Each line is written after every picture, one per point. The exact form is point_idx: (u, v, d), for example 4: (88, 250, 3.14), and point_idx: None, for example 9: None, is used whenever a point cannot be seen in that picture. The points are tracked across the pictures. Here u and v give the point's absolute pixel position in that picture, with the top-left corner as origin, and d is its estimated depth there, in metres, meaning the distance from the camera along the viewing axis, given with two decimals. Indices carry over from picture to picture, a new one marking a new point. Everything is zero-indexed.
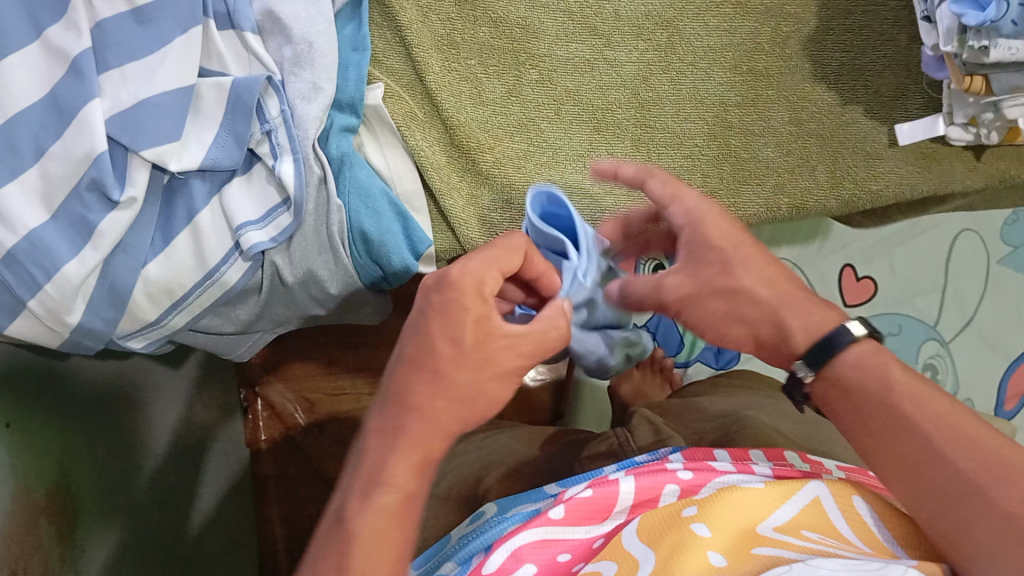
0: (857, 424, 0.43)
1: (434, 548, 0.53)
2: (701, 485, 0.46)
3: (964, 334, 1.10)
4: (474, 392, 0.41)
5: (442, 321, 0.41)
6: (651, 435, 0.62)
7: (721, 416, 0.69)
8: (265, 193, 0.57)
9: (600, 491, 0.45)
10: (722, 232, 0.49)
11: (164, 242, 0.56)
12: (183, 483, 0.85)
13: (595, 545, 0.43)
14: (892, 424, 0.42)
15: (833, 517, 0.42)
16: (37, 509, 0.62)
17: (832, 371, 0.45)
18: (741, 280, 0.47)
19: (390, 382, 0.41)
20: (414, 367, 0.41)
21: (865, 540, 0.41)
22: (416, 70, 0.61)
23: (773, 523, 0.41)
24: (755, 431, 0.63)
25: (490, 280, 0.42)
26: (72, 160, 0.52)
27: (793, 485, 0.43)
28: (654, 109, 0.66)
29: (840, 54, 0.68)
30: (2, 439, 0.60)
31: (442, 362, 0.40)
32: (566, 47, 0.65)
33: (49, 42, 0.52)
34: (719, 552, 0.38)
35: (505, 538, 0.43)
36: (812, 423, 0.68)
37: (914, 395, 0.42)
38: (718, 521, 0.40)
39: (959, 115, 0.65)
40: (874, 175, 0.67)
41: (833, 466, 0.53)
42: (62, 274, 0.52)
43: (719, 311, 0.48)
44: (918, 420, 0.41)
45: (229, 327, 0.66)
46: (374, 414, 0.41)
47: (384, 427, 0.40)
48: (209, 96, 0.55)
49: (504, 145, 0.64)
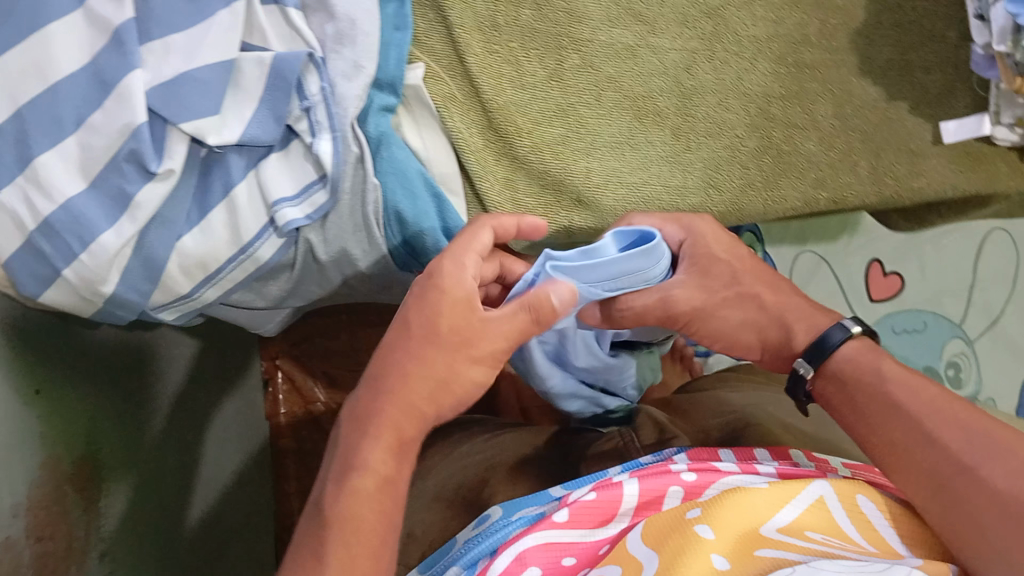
0: (848, 408, 0.51)
1: (439, 554, 0.52)
2: (705, 487, 0.48)
3: (989, 335, 1.09)
4: (449, 371, 0.47)
5: (418, 306, 0.47)
6: (655, 433, 0.64)
7: (729, 412, 0.69)
8: (302, 170, 0.57)
9: (604, 495, 0.46)
10: (723, 246, 0.57)
11: (199, 215, 0.56)
12: (205, 453, 0.85)
13: (601, 551, 0.45)
14: (885, 409, 0.48)
15: (837, 518, 0.44)
16: (63, 478, 0.63)
17: (828, 366, 0.53)
18: (751, 285, 0.57)
19: (372, 366, 0.48)
20: (396, 350, 0.47)
21: (872, 541, 0.43)
22: (458, 52, 0.61)
23: (776, 523, 0.43)
24: (761, 429, 0.64)
25: (468, 265, 0.49)
26: (113, 131, 0.51)
27: (795, 487, 0.45)
28: (697, 99, 0.65)
29: (888, 50, 0.67)
30: (34, 406, 0.61)
31: (417, 342, 0.47)
32: (609, 32, 0.65)
33: (90, 11, 0.52)
34: (721, 555, 0.40)
35: (509, 542, 0.44)
36: (824, 424, 0.69)
37: (901, 380, 0.49)
38: (720, 523, 0.42)
39: (1006, 115, 0.65)
40: (916, 172, 0.67)
41: (839, 463, 0.53)
42: (99, 244, 0.53)
43: (734, 321, 0.57)
44: (906, 402, 0.48)
45: (260, 302, 0.66)
46: (358, 394, 0.48)
47: (360, 414, 0.46)
48: (249, 71, 0.54)
49: (543, 130, 0.63)
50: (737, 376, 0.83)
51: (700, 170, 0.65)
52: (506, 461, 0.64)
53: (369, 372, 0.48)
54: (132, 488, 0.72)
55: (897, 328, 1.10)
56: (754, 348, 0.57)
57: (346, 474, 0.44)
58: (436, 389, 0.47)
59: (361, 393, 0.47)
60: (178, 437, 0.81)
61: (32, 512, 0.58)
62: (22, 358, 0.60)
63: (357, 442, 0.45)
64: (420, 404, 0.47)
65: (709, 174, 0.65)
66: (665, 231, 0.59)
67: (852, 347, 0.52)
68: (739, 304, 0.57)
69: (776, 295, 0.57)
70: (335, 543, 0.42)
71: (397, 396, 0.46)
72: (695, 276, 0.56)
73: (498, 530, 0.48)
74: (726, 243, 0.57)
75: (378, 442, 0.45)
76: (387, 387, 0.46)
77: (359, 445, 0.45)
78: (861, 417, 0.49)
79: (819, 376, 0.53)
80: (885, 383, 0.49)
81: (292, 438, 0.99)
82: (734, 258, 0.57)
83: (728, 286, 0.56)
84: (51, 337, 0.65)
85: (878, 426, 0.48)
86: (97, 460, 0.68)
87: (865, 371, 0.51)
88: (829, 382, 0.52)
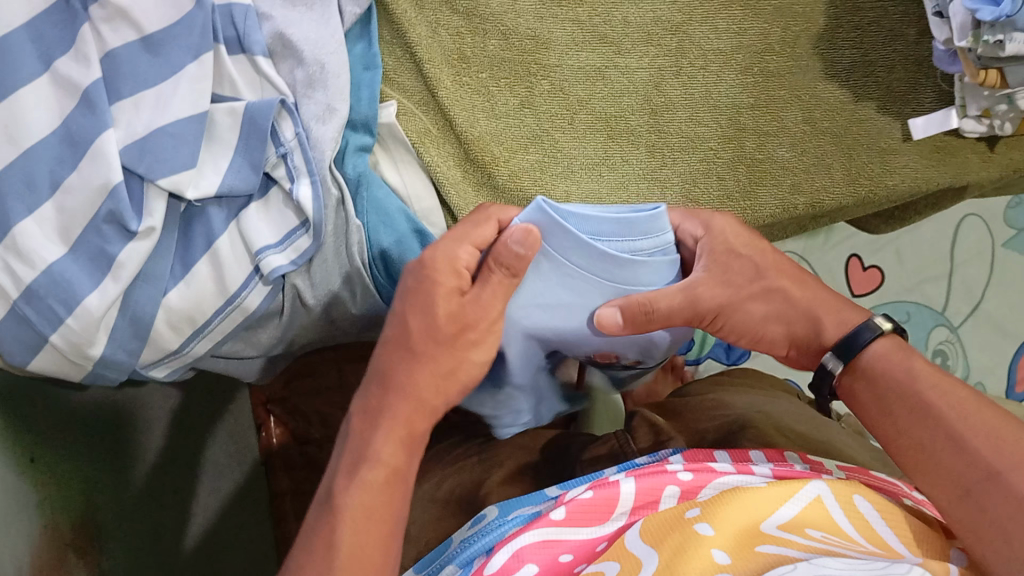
0: (879, 410, 0.50)
1: (433, 553, 0.52)
2: (701, 487, 0.48)
3: (972, 320, 1.11)
4: (456, 361, 0.50)
5: (418, 300, 0.49)
6: (652, 437, 0.65)
7: (723, 415, 0.70)
8: (282, 218, 0.57)
9: (601, 493, 0.47)
10: (743, 240, 0.55)
11: (184, 269, 0.56)
12: (204, 504, 0.84)
13: (598, 547, 0.46)
14: (914, 412, 0.48)
15: (833, 513, 0.44)
16: (64, 543, 0.63)
17: (859, 363, 0.51)
18: (775, 280, 0.54)
19: (377, 364, 0.50)
20: (396, 348, 0.50)
21: (868, 537, 0.43)
22: (428, 85, 0.61)
23: (777, 520, 0.44)
24: (757, 430, 0.66)
25: (461, 255, 0.50)
26: (89, 192, 0.51)
27: (793, 486, 0.45)
28: (667, 115, 0.66)
29: (851, 52, 0.68)
30: (28, 474, 0.60)
31: (415, 338, 0.49)
32: (576, 56, 0.66)
33: (59, 73, 0.53)
34: (722, 549, 0.41)
35: (507, 539, 0.45)
36: (816, 424, 0.70)
37: (935, 383, 0.49)
38: (720, 519, 0.43)
39: (973, 108, 0.66)
40: (890, 171, 0.67)
41: (833, 465, 0.54)
42: (83, 307, 0.52)
43: (758, 313, 0.54)
44: (941, 407, 0.47)
45: (251, 351, 0.65)
46: (365, 392, 0.50)
47: (368, 410, 0.49)
48: (223, 122, 0.55)
49: (518, 157, 0.63)
50: (736, 378, 0.84)
51: (678, 184, 0.65)
52: (500, 469, 0.65)
53: (374, 370, 0.50)
54: (132, 546, 0.72)
55: None
56: (779, 342, 0.56)
57: (359, 465, 0.47)
58: (443, 381, 0.50)
59: (371, 387, 0.50)
60: (175, 490, 0.81)
61: None
62: (15, 426, 0.60)
63: (368, 435, 0.48)
64: (432, 396, 0.50)
65: (687, 188, 0.65)
66: (682, 225, 0.56)
67: (881, 347, 0.51)
68: (765, 296, 0.54)
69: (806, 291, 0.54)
70: (345, 526, 0.44)
71: (405, 393, 0.49)
72: (724, 289, 0.54)
73: (494, 529, 0.48)
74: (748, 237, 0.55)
75: (389, 436, 0.48)
76: (398, 383, 0.49)
77: (371, 439, 0.47)
78: (888, 416, 0.49)
79: (849, 373, 0.52)
80: (918, 385, 0.49)
81: None
82: (751, 262, 0.54)
83: (753, 281, 0.54)
84: (42, 400, 0.64)
85: (908, 428, 0.48)
86: (97, 521, 0.68)
87: (897, 371, 0.50)
88: (858, 381, 0.51)
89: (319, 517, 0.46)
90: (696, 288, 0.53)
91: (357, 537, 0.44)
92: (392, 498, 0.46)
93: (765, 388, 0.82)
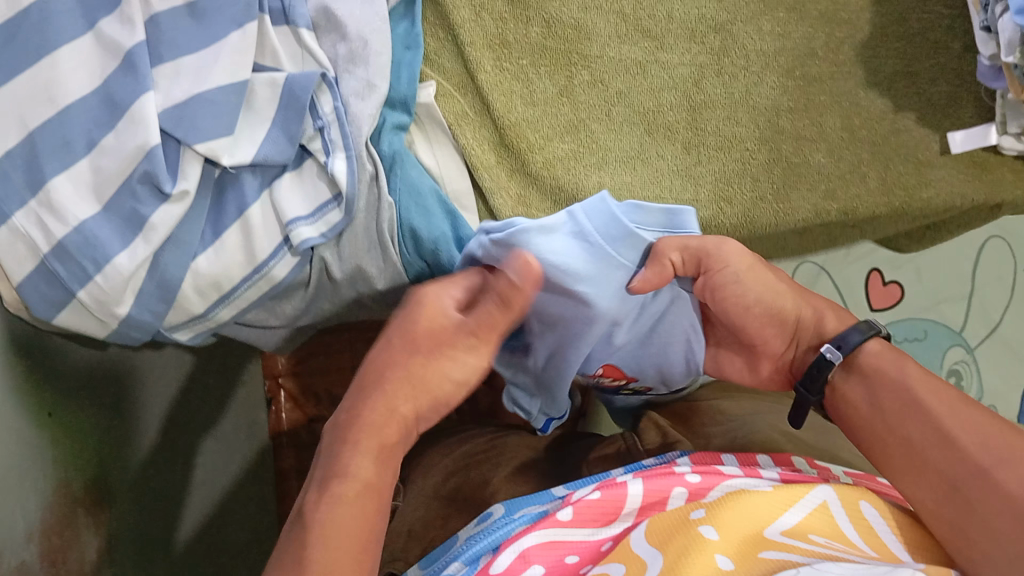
0: (872, 409, 0.51)
1: (439, 551, 0.53)
2: (710, 488, 0.48)
3: (988, 342, 1.10)
4: (421, 369, 0.52)
5: (400, 322, 0.53)
6: (658, 437, 0.65)
7: (728, 421, 0.71)
8: (316, 189, 0.57)
9: (608, 494, 0.47)
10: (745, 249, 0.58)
11: (213, 235, 0.56)
12: (212, 473, 0.85)
13: (603, 547, 0.46)
14: (905, 409, 0.49)
15: (840, 522, 0.45)
16: (75, 500, 0.64)
17: (856, 360, 0.53)
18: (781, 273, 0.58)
19: (367, 364, 0.53)
20: (386, 349, 0.53)
21: (872, 544, 0.44)
22: (469, 69, 0.62)
23: (780, 525, 0.44)
24: (762, 437, 0.66)
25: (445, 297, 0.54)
26: (126, 153, 0.52)
27: (799, 492, 0.46)
28: (706, 113, 0.66)
29: (893, 61, 0.68)
30: (46, 429, 0.61)
31: (396, 348, 0.52)
32: (618, 48, 0.66)
33: (103, 34, 0.53)
34: (725, 554, 0.42)
35: (511, 540, 0.45)
36: (819, 432, 0.71)
37: (927, 384, 0.50)
38: (724, 524, 0.43)
39: (1013, 125, 0.65)
40: (925, 183, 0.67)
41: (840, 471, 0.54)
42: (113, 266, 0.53)
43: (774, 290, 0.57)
44: (929, 400, 0.49)
45: (275, 321, 0.66)
46: (340, 408, 0.51)
47: (339, 423, 0.50)
48: (262, 94, 0.55)
49: (554, 145, 0.63)
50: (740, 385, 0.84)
51: (711, 183, 0.65)
52: (502, 468, 0.65)
53: (355, 386, 0.53)
54: (144, 509, 0.73)
55: (897, 338, 1.09)
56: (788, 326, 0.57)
57: (332, 479, 0.46)
58: (415, 390, 0.52)
59: (344, 405, 0.51)
60: (184, 457, 0.81)
61: (43, 535, 0.59)
62: (35, 380, 0.61)
63: (342, 454, 0.48)
64: (406, 396, 0.51)
65: (720, 187, 0.65)
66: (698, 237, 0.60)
67: (875, 346, 0.53)
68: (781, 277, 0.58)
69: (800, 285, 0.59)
70: (319, 542, 0.43)
71: (385, 399, 0.51)
72: (750, 255, 0.57)
73: (499, 528, 0.48)
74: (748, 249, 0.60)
75: (364, 450, 0.48)
76: (370, 393, 0.51)
77: (346, 455, 0.47)
78: (879, 412, 0.50)
79: (844, 368, 0.54)
80: (909, 381, 0.50)
81: (294, 458, 0.97)
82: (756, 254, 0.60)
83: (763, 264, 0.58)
84: (63, 359, 0.65)
85: (897, 425, 0.49)
86: (109, 482, 0.69)
87: (890, 369, 0.52)
88: (851, 376, 0.53)
89: (292, 529, 0.45)
90: (723, 245, 0.56)
91: (332, 550, 0.43)
92: (365, 507, 0.46)
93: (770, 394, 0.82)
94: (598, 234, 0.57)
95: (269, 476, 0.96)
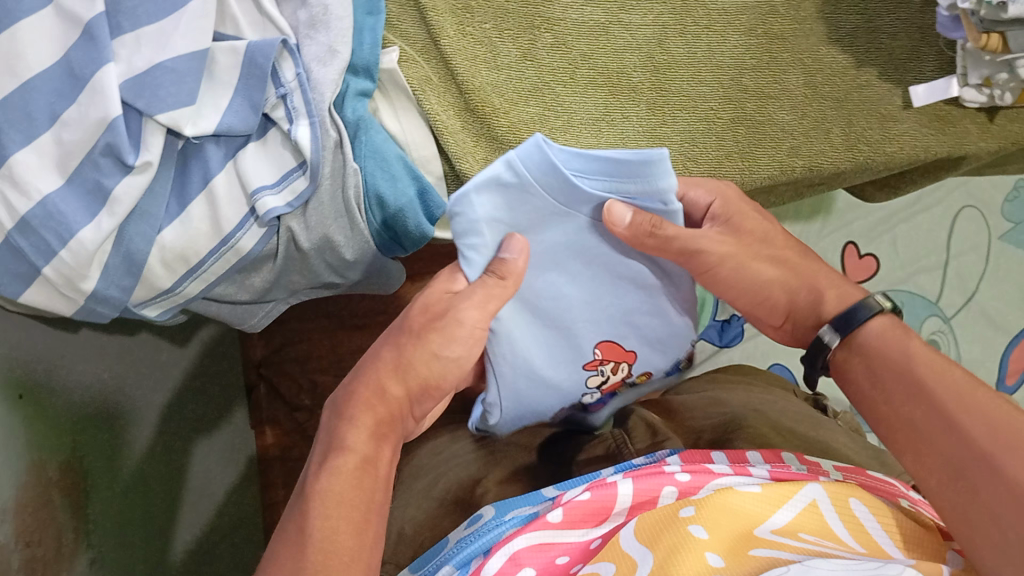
0: (877, 391, 0.48)
1: (432, 551, 0.51)
2: (700, 487, 0.47)
3: (965, 311, 1.10)
4: (418, 347, 0.50)
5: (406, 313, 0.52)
6: (648, 437, 0.64)
7: (719, 412, 0.69)
8: (280, 158, 0.57)
9: (599, 495, 0.46)
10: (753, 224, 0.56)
11: (179, 207, 0.56)
12: (191, 462, 0.84)
13: (593, 546, 0.46)
14: (910, 389, 0.46)
15: (831, 519, 0.44)
16: (50, 484, 0.63)
17: (857, 338, 0.51)
18: (781, 248, 0.56)
19: (371, 352, 0.52)
20: (392, 335, 0.52)
21: (861, 541, 0.43)
22: (431, 33, 0.62)
23: (771, 524, 0.43)
24: (753, 431, 0.65)
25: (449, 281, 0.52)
26: (87, 125, 0.51)
27: (790, 489, 0.45)
28: (669, 73, 0.67)
29: (854, 17, 0.69)
30: (16, 412, 0.60)
31: (402, 331, 0.51)
32: (581, 11, 0.66)
33: (61, 7, 0.52)
34: (716, 552, 0.40)
35: (503, 542, 0.45)
36: (814, 422, 0.70)
37: (932, 364, 0.47)
38: (714, 523, 0.42)
39: (973, 76, 0.66)
40: (889, 137, 0.68)
41: (829, 466, 0.53)
42: (77, 240, 0.52)
43: (764, 276, 0.55)
44: (935, 385, 0.46)
45: (243, 295, 0.65)
46: (339, 390, 0.51)
47: (339, 402, 0.49)
48: (223, 60, 0.54)
49: (518, 109, 0.64)
50: (735, 377, 0.84)
51: (676, 143, 0.66)
52: (496, 469, 0.65)
53: (356, 369, 0.52)
54: (123, 494, 0.72)
55: None
56: (782, 307, 0.56)
57: (329, 455, 0.46)
58: (416, 374, 0.50)
59: (347, 387, 0.50)
60: (162, 444, 0.80)
61: (17, 516, 0.59)
62: (6, 362, 0.60)
63: (340, 429, 0.47)
64: (406, 376, 0.50)
65: (685, 147, 0.66)
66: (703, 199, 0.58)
67: (878, 325, 0.50)
68: (772, 261, 0.55)
69: (806, 259, 0.56)
70: (317, 513, 0.43)
71: (382, 379, 0.49)
72: (746, 232, 0.56)
73: (491, 529, 0.47)
74: (756, 221, 0.57)
75: (357, 426, 0.47)
76: (364, 374, 0.50)
77: (341, 432, 0.47)
78: (882, 391, 0.48)
79: (846, 347, 0.51)
80: (913, 360, 0.47)
81: (277, 447, 0.97)
82: (763, 223, 0.57)
83: (761, 245, 0.56)
84: (34, 343, 0.64)
85: (902, 408, 0.47)
86: (85, 466, 0.68)
87: (895, 351, 0.48)
88: (854, 355, 0.50)
89: (294, 507, 0.44)
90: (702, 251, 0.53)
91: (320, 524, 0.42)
92: (360, 482, 0.45)
93: (760, 385, 0.82)
94: (540, 180, 0.48)
95: (251, 466, 0.96)
